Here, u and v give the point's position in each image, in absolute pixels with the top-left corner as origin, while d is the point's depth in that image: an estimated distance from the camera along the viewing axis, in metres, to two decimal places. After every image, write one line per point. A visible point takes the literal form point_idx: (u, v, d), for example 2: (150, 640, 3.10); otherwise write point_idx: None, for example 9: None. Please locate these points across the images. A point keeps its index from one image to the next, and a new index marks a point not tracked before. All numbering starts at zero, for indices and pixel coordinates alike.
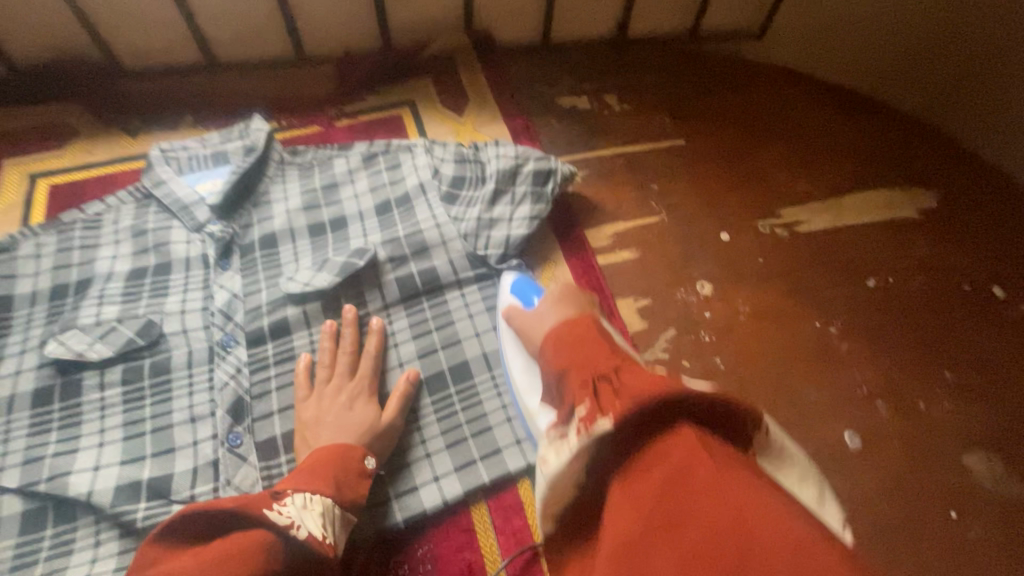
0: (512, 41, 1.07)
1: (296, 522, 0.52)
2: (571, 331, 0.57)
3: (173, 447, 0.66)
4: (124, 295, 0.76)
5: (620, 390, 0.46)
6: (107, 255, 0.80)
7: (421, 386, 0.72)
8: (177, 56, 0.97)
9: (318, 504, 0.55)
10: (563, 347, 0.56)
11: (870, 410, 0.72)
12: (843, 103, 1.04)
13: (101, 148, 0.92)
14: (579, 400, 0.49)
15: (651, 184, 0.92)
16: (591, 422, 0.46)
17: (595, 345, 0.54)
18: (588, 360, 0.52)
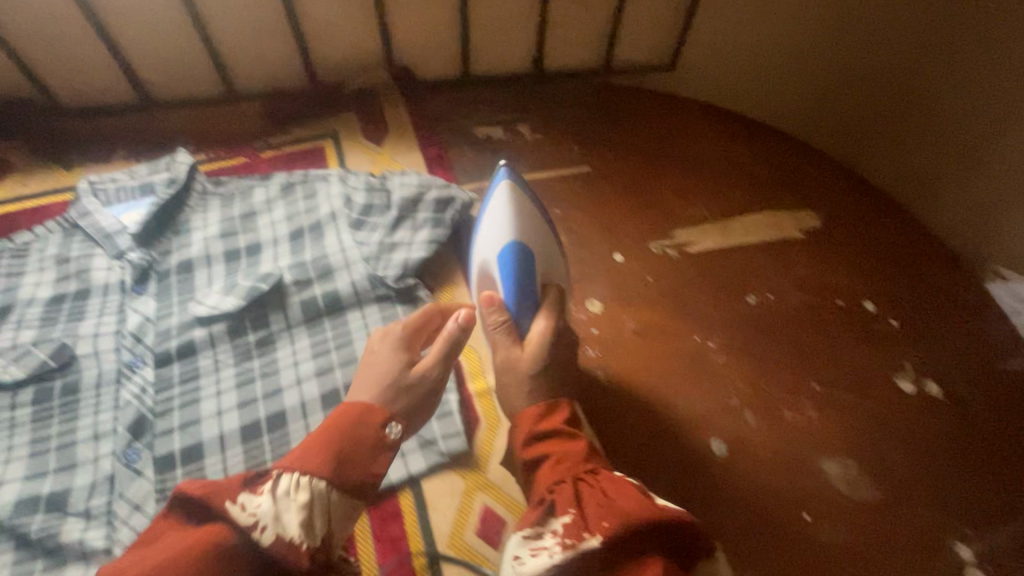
0: (433, 75, 1.13)
1: (262, 521, 0.48)
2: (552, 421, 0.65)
3: (74, 463, 0.70)
4: (43, 320, 0.81)
5: (605, 501, 0.54)
6: (31, 282, 0.85)
7: (315, 403, 0.77)
8: (113, 95, 1.04)
9: (302, 494, 0.52)
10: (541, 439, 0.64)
11: (738, 419, 0.78)
12: (743, 128, 1.10)
13: (35, 181, 0.98)
14: (560, 505, 0.56)
15: (554, 209, 0.98)
16: (575, 539, 0.52)
17: (572, 442, 0.63)
18: (567, 456, 0.61)
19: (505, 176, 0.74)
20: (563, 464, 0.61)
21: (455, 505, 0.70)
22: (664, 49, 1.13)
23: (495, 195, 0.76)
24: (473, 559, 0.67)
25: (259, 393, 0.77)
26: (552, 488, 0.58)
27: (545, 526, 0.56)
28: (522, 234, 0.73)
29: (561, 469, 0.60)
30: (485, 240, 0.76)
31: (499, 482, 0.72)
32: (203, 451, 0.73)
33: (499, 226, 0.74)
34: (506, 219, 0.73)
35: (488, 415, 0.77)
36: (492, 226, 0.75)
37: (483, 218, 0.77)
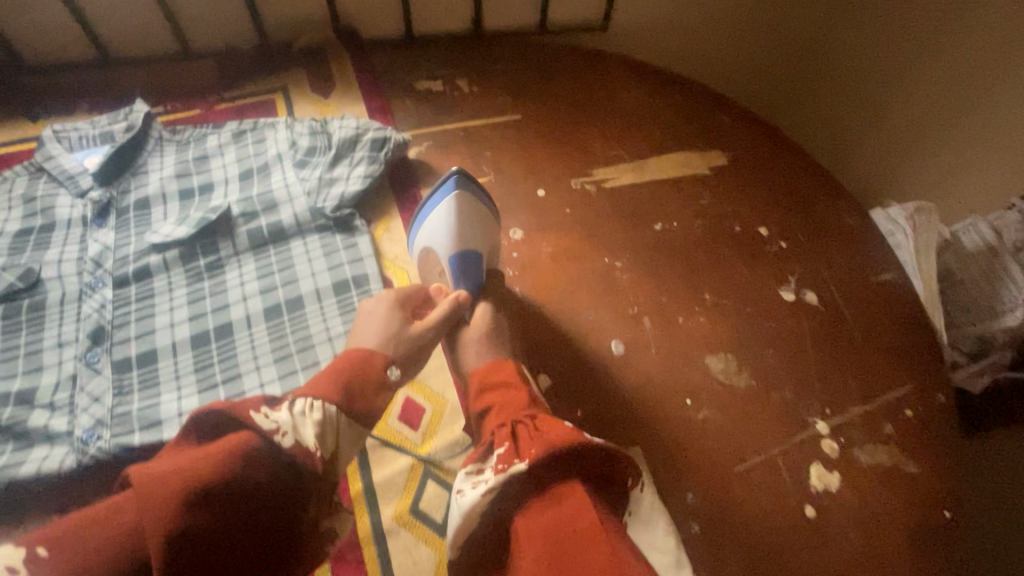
0: (376, 34, 1.22)
1: (280, 429, 0.57)
2: (498, 374, 0.73)
3: (41, 366, 0.79)
4: (11, 249, 0.89)
5: (536, 435, 0.62)
6: (0, 218, 0.93)
7: (259, 316, 0.86)
8: (74, 52, 1.11)
9: (316, 413, 0.60)
10: (486, 386, 0.72)
11: (637, 325, 0.88)
12: (663, 80, 1.20)
13: (2, 132, 1.05)
14: (497, 443, 0.64)
15: (485, 152, 1.07)
16: (508, 466, 0.60)
17: (513, 392, 0.71)
18: (508, 405, 0.69)
19: (453, 185, 0.83)
20: (506, 408, 0.68)
21: None
22: (593, 6, 1.22)
23: (443, 201, 0.84)
24: (393, 439, 0.77)
25: (208, 308, 0.86)
26: (494, 431, 0.66)
27: (487, 463, 0.63)
28: (468, 236, 0.83)
29: (503, 413, 0.67)
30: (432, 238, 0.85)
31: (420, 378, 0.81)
32: (157, 356, 0.82)
33: (447, 228, 0.83)
34: (454, 223, 0.83)
35: None
36: (439, 228, 0.84)
37: (429, 219, 0.85)
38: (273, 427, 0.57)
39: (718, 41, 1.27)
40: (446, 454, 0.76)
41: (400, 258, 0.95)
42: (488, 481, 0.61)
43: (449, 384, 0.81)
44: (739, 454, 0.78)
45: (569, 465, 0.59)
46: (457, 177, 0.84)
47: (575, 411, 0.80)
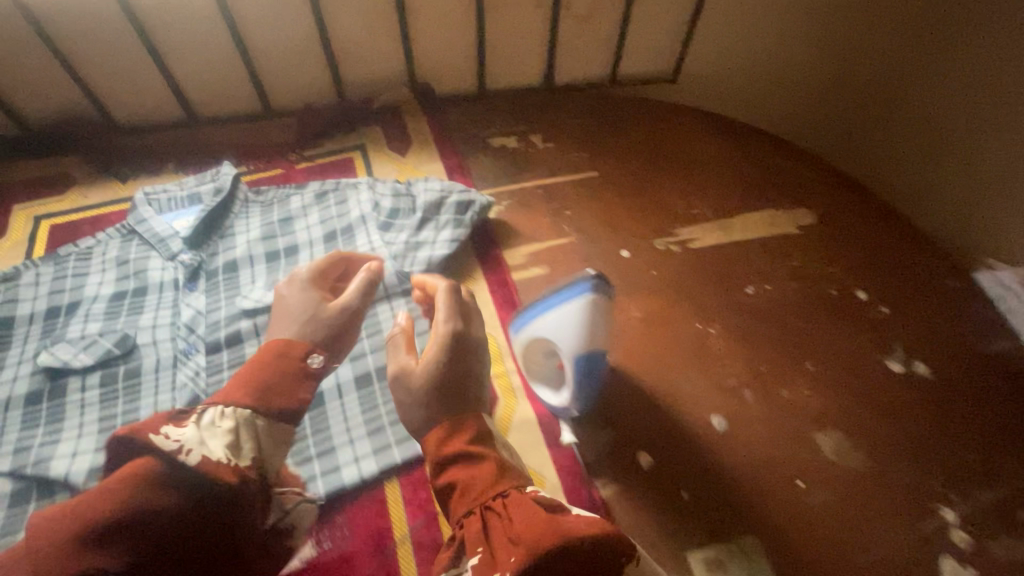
0: (450, 91, 1.23)
1: None
2: (456, 438, 0.65)
3: None
4: (106, 313, 0.91)
5: (517, 542, 0.55)
6: (96, 281, 0.95)
7: (349, 386, 0.85)
8: (164, 112, 1.15)
9: None
10: (443, 453, 0.65)
11: (736, 398, 0.84)
12: (741, 133, 1.17)
13: (95, 192, 1.08)
14: (471, 548, 0.57)
15: (564, 211, 1.06)
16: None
17: (479, 463, 0.63)
18: (472, 486, 0.62)
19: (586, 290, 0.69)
20: (468, 493, 0.61)
21: None
22: (666, 60, 1.22)
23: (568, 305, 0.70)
24: None
25: None
26: (465, 516, 0.60)
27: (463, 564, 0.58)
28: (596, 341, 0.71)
29: (475, 495, 0.61)
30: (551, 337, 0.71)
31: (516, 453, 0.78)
32: None
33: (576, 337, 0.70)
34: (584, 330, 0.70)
35: (506, 394, 0.84)
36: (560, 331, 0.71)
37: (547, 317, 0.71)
38: (177, 445, 0.61)
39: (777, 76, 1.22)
40: None
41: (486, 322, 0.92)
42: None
43: (546, 460, 0.78)
44: (858, 544, 0.73)
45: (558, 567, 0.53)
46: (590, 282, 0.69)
47: (679, 493, 0.76)
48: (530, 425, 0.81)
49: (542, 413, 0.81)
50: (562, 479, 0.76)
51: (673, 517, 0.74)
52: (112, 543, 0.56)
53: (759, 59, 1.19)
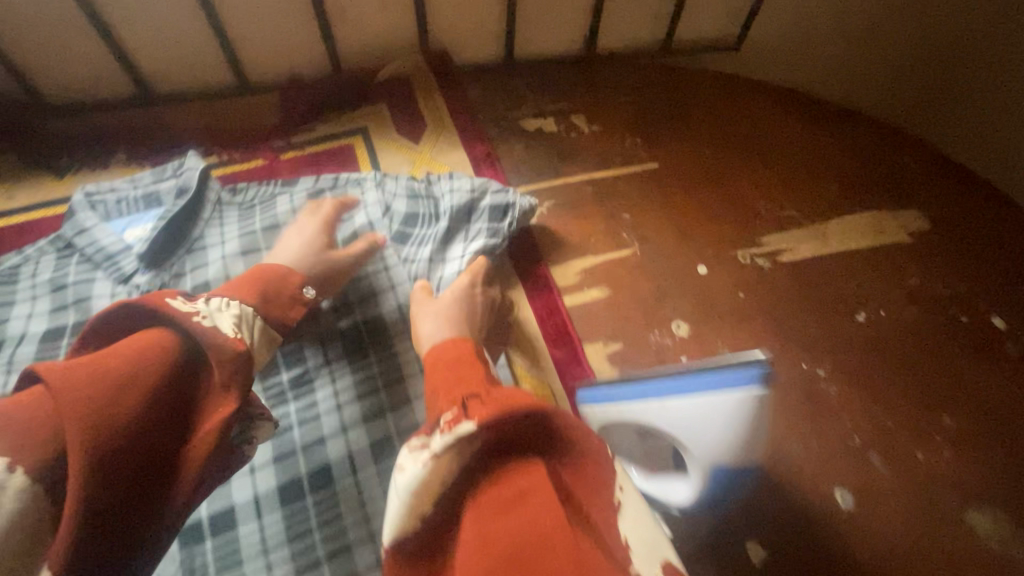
0: (471, 61, 1.00)
1: (204, 315, 0.47)
2: (457, 347, 0.49)
3: None
4: (36, 359, 0.68)
5: (490, 398, 0.39)
6: (23, 313, 0.72)
7: (364, 455, 0.64)
8: (109, 88, 0.90)
9: (234, 311, 0.50)
10: (438, 364, 0.47)
11: (862, 462, 0.66)
12: (823, 116, 0.97)
13: (25, 193, 0.85)
14: (444, 409, 0.41)
15: (622, 213, 0.86)
16: (455, 424, 0.38)
17: (472, 367, 0.46)
18: (465, 378, 0.44)
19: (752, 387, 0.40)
20: (459, 384, 0.43)
21: None
22: (733, 25, 0.99)
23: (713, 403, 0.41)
24: None
25: (296, 444, 0.64)
26: (448, 405, 0.41)
27: (432, 431, 0.39)
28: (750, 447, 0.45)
29: (454, 385, 0.43)
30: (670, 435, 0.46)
31: None
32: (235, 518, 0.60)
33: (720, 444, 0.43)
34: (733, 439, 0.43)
35: None
36: (703, 428, 0.42)
37: (669, 406, 0.43)
38: (192, 309, 0.47)
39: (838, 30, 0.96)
40: None
41: (535, 365, 0.71)
42: (430, 449, 0.38)
43: None
44: None
45: (527, 432, 0.37)
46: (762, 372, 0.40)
47: None
48: None
49: None
50: None
51: None
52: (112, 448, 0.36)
53: (846, 30, 0.96)
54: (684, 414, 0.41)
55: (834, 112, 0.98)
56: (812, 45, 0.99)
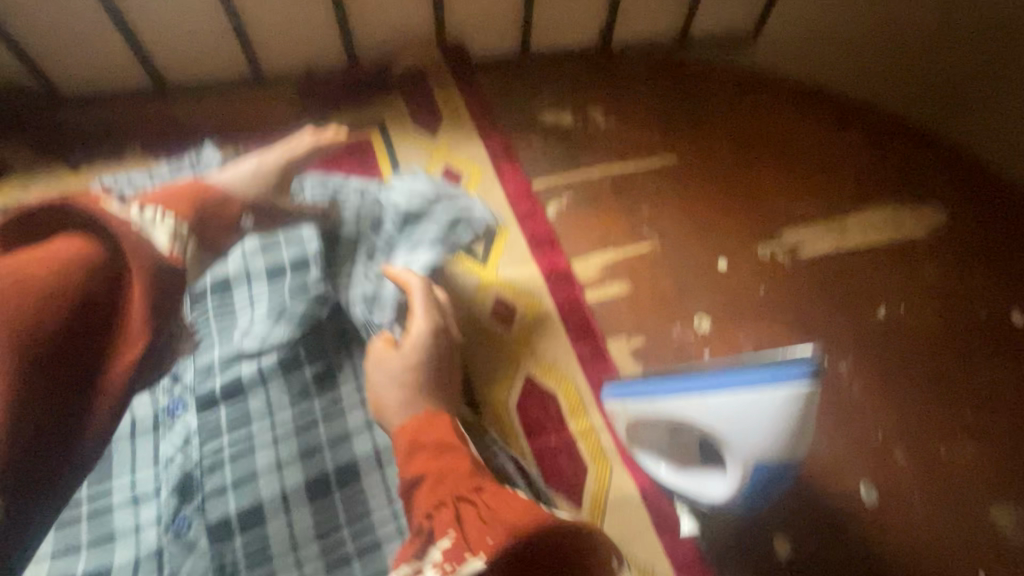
0: (488, 53, 0.98)
1: (142, 226, 0.50)
2: (433, 432, 0.57)
3: (114, 533, 0.59)
4: None
5: (488, 521, 0.49)
6: None
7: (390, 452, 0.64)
8: (121, 78, 0.88)
9: (171, 225, 0.54)
10: (413, 447, 0.56)
11: (885, 459, 0.66)
12: (843, 109, 0.96)
13: (40, 184, 0.84)
14: (438, 531, 0.50)
15: (641, 207, 0.85)
16: (457, 562, 0.47)
17: (451, 456, 0.55)
18: (447, 474, 0.54)
19: (805, 381, 0.39)
20: (442, 482, 0.53)
21: None
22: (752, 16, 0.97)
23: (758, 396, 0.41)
24: None
25: (323, 441, 0.65)
26: (433, 509, 0.52)
27: (425, 558, 0.49)
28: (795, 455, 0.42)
29: (436, 489, 0.53)
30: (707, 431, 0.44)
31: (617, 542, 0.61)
32: (264, 515, 0.61)
33: (761, 444, 0.41)
34: (777, 440, 0.41)
35: (596, 459, 0.65)
36: (745, 423, 0.42)
37: (710, 401, 0.43)
38: (132, 220, 0.50)
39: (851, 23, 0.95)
40: None
41: (559, 360, 0.71)
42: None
43: (658, 552, 0.60)
44: None
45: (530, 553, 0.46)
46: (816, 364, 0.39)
47: None
48: (630, 503, 0.62)
49: (646, 484, 0.63)
50: None
51: None
52: (36, 339, 0.39)
53: (867, 19, 0.94)
54: (727, 407, 0.42)
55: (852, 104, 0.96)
56: (827, 37, 0.97)
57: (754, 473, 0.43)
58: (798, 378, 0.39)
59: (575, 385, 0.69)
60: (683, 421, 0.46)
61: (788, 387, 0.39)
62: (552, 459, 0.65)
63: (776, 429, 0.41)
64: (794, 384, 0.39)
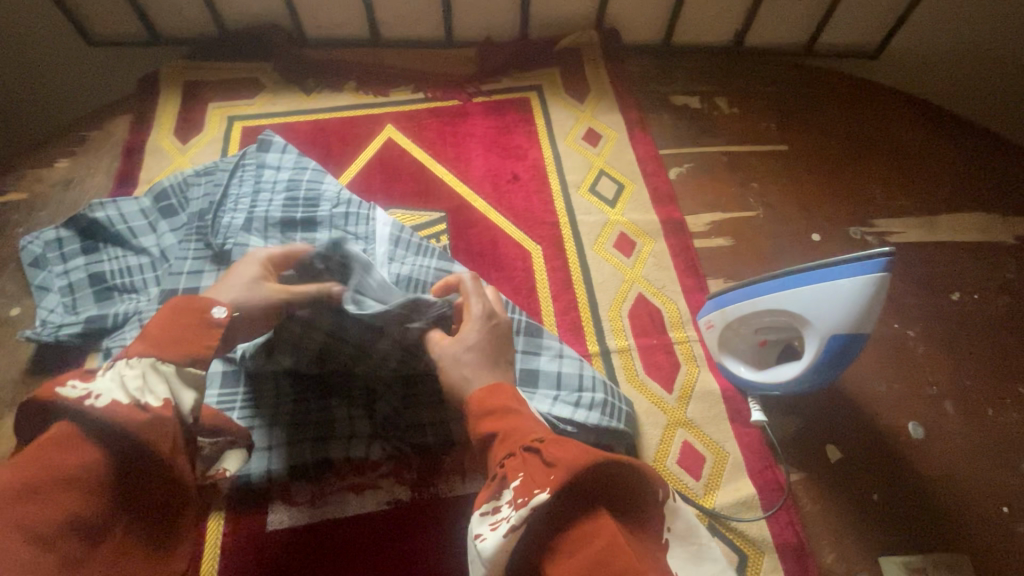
0: (635, 42, 1.17)
1: (94, 393, 0.47)
2: (499, 397, 0.59)
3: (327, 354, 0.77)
4: (283, 223, 0.88)
5: (553, 465, 0.47)
6: (251, 201, 0.89)
7: (527, 337, 0.79)
8: (349, 30, 1.13)
9: (138, 366, 0.49)
10: (485, 412, 0.58)
11: (937, 409, 0.78)
12: (948, 122, 1.06)
13: (283, 101, 1.09)
14: (511, 475, 0.49)
15: (750, 183, 1.00)
16: (527, 497, 0.46)
17: (515, 415, 0.57)
18: (514, 431, 0.54)
19: (883, 267, 0.55)
20: (509, 439, 0.53)
21: (659, 431, 0.76)
22: (877, 32, 1.10)
23: (844, 282, 0.57)
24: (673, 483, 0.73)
25: None
26: (504, 462, 0.52)
27: (501, 499, 0.48)
28: (865, 329, 0.59)
29: (506, 441, 0.53)
30: (797, 313, 0.60)
31: (697, 420, 0.77)
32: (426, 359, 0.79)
33: (841, 318, 0.58)
34: (856, 315, 0.57)
35: (688, 362, 0.82)
36: (828, 305, 0.58)
37: (802, 291, 0.59)
38: (84, 393, 0.47)
39: (963, 49, 1.06)
40: (732, 513, 0.71)
41: (666, 287, 0.88)
42: (508, 520, 0.46)
43: (728, 434, 0.76)
44: None
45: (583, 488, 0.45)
46: (892, 255, 0.55)
47: (870, 493, 0.73)
48: (712, 397, 0.79)
49: (728, 387, 0.79)
50: (746, 456, 0.75)
51: (864, 515, 0.71)
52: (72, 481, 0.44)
53: (980, 45, 1.05)
54: (815, 293, 0.58)
55: (957, 120, 1.07)
56: (940, 58, 1.09)
57: (831, 344, 0.59)
58: (875, 271, 0.56)
59: (676, 306, 0.86)
60: (774, 313, 0.63)
61: (870, 273, 0.56)
62: (653, 355, 0.82)
63: (852, 310, 0.57)
64: (874, 270, 0.56)
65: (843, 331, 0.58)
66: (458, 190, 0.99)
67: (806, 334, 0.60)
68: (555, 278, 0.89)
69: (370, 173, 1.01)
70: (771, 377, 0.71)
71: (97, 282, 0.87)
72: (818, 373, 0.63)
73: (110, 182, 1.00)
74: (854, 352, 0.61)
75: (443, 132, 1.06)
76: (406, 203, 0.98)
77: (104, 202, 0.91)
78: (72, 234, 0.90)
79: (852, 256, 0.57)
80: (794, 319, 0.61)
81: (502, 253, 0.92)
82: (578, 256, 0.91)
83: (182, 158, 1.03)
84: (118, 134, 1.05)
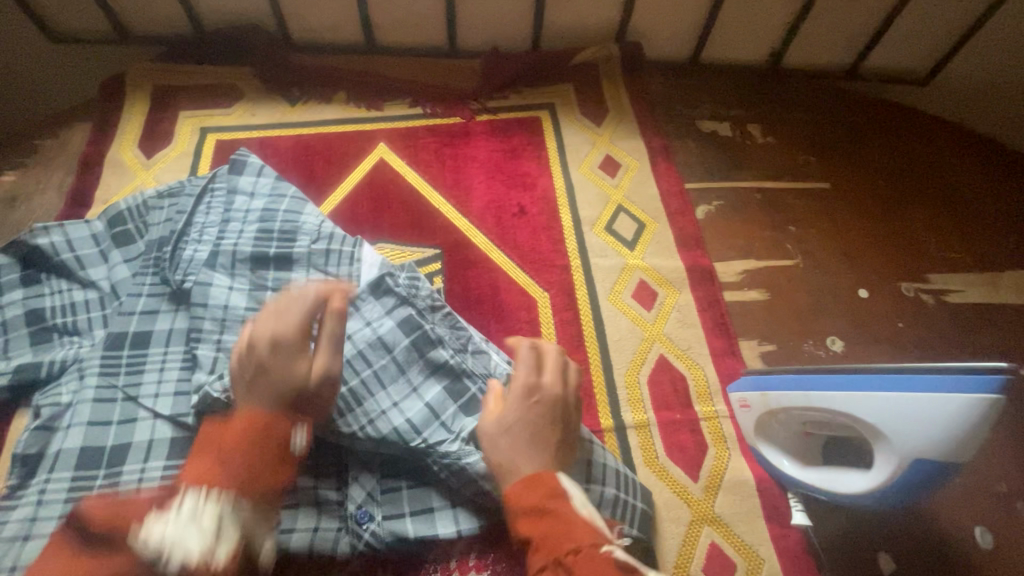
0: (660, 58, 1.04)
1: (165, 548, 0.46)
2: (534, 491, 0.51)
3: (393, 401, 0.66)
4: (252, 259, 0.75)
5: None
6: (215, 231, 0.77)
7: None
8: (340, 34, 1.01)
9: (210, 515, 0.47)
10: (523, 512, 0.50)
11: (1009, 511, 0.67)
12: (1008, 162, 0.95)
13: (263, 112, 0.97)
14: None
15: (788, 225, 0.88)
16: None
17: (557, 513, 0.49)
18: (552, 532, 0.48)
19: (998, 390, 0.44)
20: (547, 543, 0.47)
21: (680, 529, 0.65)
22: (931, 55, 0.98)
23: (936, 396, 0.47)
24: None
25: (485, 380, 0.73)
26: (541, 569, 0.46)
27: None
28: (961, 458, 0.47)
29: (545, 547, 0.47)
30: (871, 423, 0.50)
31: (727, 517, 0.66)
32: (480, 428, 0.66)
33: (927, 439, 0.47)
34: (950, 441, 0.46)
35: (715, 443, 0.70)
36: (913, 421, 0.48)
37: (880, 399, 0.49)
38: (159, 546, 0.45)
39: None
40: None
41: (691, 349, 0.77)
42: None
43: (764, 536, 0.65)
44: None
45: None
46: (1011, 377, 0.44)
47: None
48: (745, 488, 0.67)
49: (763, 477, 0.68)
50: (784, 564, 0.64)
51: None
52: None
53: None
54: (896, 405, 0.49)
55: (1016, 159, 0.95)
56: (1001, 90, 0.98)
57: (917, 466, 0.49)
58: (983, 390, 0.45)
59: (703, 371, 0.75)
60: (844, 418, 0.53)
61: (974, 392, 0.45)
62: (676, 433, 0.71)
63: (948, 431, 0.46)
64: (985, 391, 0.45)
65: (928, 456, 0.48)
66: (456, 224, 0.87)
67: (882, 450, 0.50)
68: (564, 333, 0.78)
69: (358, 199, 0.89)
70: (832, 489, 0.58)
71: (36, 321, 0.75)
72: (899, 494, 0.52)
73: (61, 201, 0.88)
74: (944, 480, 0.50)
75: (442, 154, 0.94)
76: (395, 236, 0.86)
77: (48, 226, 0.78)
78: (10, 262, 0.77)
79: (949, 364, 0.47)
80: (866, 427, 0.51)
81: (504, 300, 0.80)
82: (590, 308, 0.80)
83: (146, 175, 0.91)
84: (75, 145, 0.93)
